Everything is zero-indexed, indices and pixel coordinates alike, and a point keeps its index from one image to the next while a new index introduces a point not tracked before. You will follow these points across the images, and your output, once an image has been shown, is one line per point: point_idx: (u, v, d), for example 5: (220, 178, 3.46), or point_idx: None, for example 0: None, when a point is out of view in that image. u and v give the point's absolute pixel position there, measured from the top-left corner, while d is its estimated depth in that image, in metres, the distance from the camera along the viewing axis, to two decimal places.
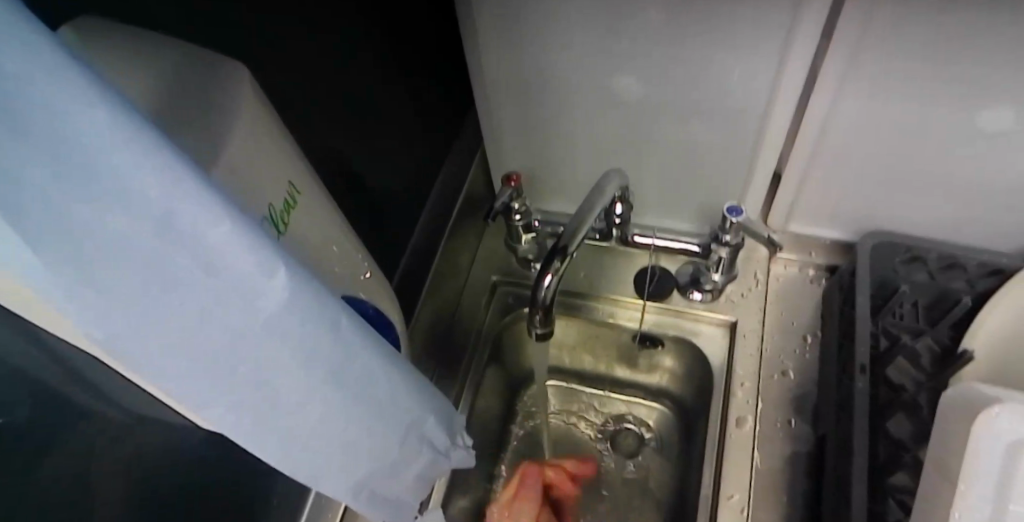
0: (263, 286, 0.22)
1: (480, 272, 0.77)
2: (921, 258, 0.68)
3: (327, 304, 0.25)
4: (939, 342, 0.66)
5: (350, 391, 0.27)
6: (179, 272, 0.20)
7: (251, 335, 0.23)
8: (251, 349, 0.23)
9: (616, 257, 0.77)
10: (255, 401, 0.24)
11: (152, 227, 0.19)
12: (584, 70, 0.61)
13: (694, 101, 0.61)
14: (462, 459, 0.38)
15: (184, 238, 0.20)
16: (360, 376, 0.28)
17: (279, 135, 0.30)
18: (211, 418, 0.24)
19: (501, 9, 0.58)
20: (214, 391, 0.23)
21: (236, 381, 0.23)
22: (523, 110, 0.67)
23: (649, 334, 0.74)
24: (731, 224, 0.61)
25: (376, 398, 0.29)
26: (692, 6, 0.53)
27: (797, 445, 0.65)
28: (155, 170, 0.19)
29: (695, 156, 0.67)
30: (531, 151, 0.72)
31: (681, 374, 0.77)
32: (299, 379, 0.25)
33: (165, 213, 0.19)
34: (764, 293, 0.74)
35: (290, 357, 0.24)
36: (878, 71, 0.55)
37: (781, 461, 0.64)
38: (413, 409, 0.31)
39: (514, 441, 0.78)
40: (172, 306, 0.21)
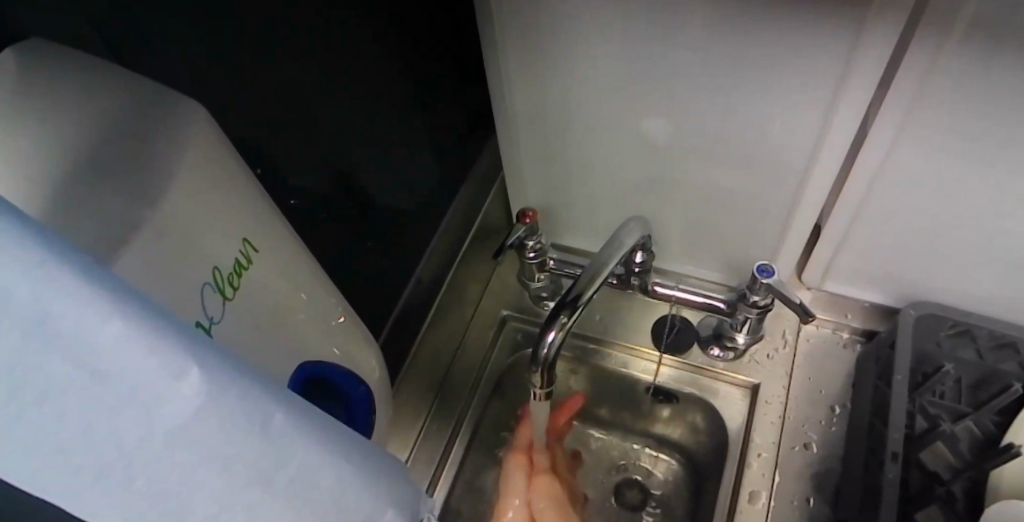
0: (168, 389, 0.19)
1: (489, 306, 0.73)
2: (970, 333, 0.62)
3: (254, 399, 0.22)
4: (980, 428, 0.60)
5: (286, 496, 0.23)
6: (55, 381, 0.17)
7: (154, 446, 0.19)
8: (156, 462, 0.19)
9: (634, 303, 0.72)
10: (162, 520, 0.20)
11: (16, 332, 0.16)
12: (611, 108, 0.57)
13: (727, 149, 0.57)
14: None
15: (59, 341, 0.17)
16: (300, 479, 0.24)
17: (227, 187, 0.29)
18: None
19: (526, 38, 0.54)
20: (111, 519, 0.19)
21: (139, 502, 0.19)
22: (545, 143, 0.63)
23: (663, 389, 0.69)
24: (761, 285, 0.57)
25: (319, 499, 0.25)
26: (732, 46, 0.48)
27: None
28: (20, 265, 0.16)
29: (726, 205, 0.62)
30: (552, 184, 0.68)
31: (693, 432, 0.71)
32: (218, 489, 0.21)
33: (29, 313, 0.16)
34: (790, 356, 0.69)
35: (207, 467, 0.21)
36: (934, 134, 0.49)
37: None
38: (365, 503, 0.27)
39: None
40: (48, 425, 0.17)
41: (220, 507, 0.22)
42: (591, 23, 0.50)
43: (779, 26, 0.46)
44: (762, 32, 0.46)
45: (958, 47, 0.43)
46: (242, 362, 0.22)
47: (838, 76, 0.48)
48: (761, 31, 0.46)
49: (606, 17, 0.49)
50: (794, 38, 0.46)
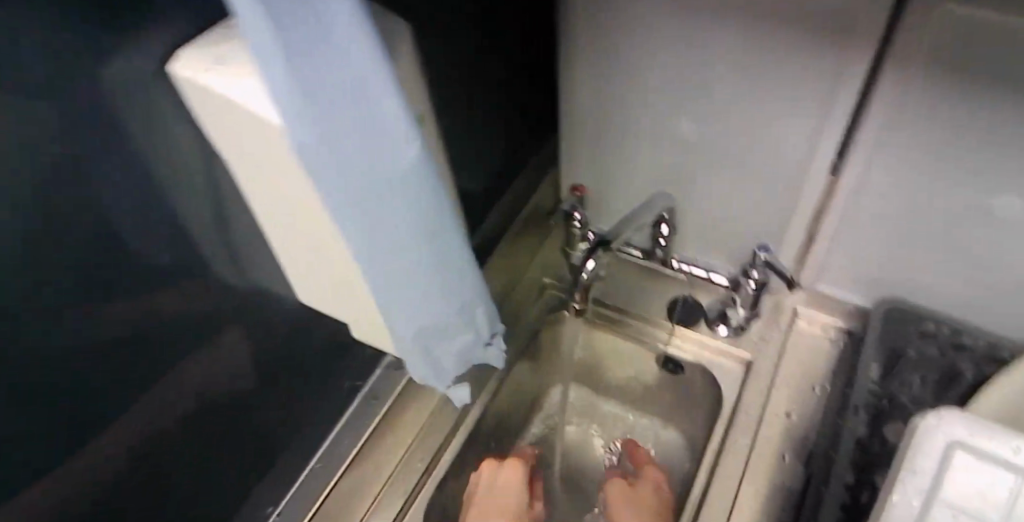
0: (400, 144, 0.36)
1: (533, 274, 0.87)
2: (931, 333, 0.73)
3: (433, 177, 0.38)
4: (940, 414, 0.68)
5: (432, 246, 0.40)
6: (357, 118, 0.34)
7: (384, 174, 0.36)
8: (383, 184, 0.36)
9: (655, 282, 0.85)
10: (372, 222, 0.37)
11: (350, 83, 0.33)
12: (654, 112, 0.72)
13: (744, 154, 0.71)
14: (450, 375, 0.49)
15: (365, 99, 0.34)
16: (441, 238, 0.41)
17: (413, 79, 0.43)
18: (344, 224, 0.37)
19: (595, 48, 0.70)
20: (353, 205, 0.36)
21: (367, 203, 0.37)
22: (599, 140, 0.79)
23: (673, 356, 0.81)
24: (759, 261, 0.70)
25: (447, 259, 0.42)
26: (750, 63, 0.63)
27: (790, 480, 0.70)
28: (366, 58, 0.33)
29: (740, 202, 0.76)
30: (599, 173, 0.82)
31: (691, 398, 0.84)
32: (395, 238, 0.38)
33: (359, 80, 0.33)
34: (784, 341, 0.80)
35: (402, 201, 0.38)
36: (904, 149, 0.63)
37: (769, 489, 0.70)
38: (470, 283, 0.44)
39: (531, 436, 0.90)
40: (346, 138, 0.34)
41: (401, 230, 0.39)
42: (643, 39, 0.66)
43: (785, 50, 0.60)
44: (773, 55, 0.61)
45: (919, 77, 0.57)
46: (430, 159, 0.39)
47: (831, 88, 0.62)
48: (772, 55, 0.61)
49: (659, 30, 0.65)
50: (799, 56, 0.60)
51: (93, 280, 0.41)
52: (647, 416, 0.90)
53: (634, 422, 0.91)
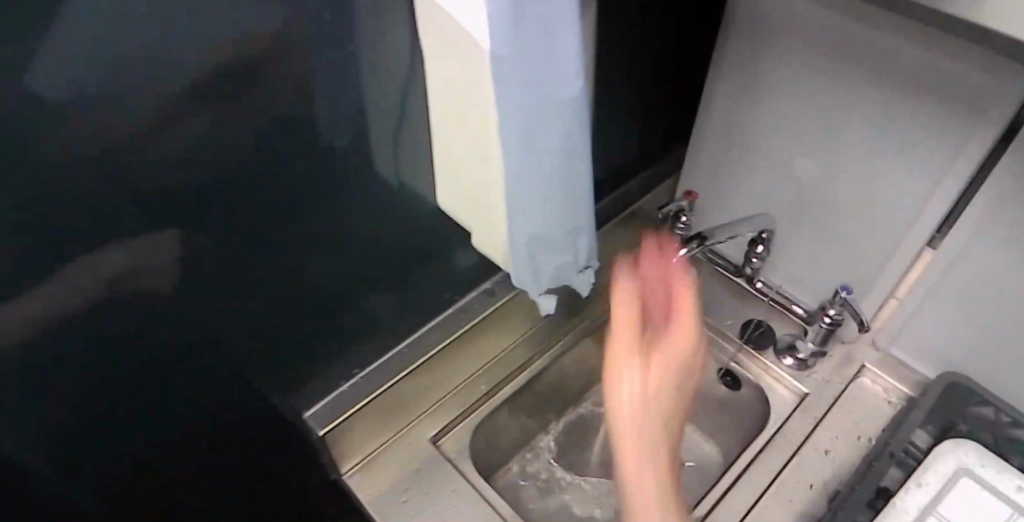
0: (571, 77, 0.45)
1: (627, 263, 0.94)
2: (989, 416, 0.74)
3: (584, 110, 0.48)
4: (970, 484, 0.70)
5: (568, 166, 0.50)
6: (547, 47, 0.43)
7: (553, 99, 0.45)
8: (549, 107, 0.46)
9: (737, 299, 0.91)
10: (530, 135, 0.47)
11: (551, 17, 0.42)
12: (780, 144, 0.79)
13: (853, 203, 0.76)
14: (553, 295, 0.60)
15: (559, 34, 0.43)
16: (576, 160, 0.50)
17: None
18: (508, 132, 0.46)
19: (744, 73, 0.77)
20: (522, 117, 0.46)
21: (531, 119, 0.46)
22: (721, 159, 0.86)
23: (734, 370, 0.87)
24: (839, 297, 0.76)
25: (574, 180, 0.51)
26: (887, 120, 0.68)
27: (813, 508, 0.74)
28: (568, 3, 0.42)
29: (836, 248, 0.81)
30: (715, 186, 0.88)
31: (739, 417, 0.89)
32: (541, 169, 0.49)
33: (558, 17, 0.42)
34: (842, 389, 0.83)
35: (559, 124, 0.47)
36: (1011, 232, 0.67)
37: (792, 510, 0.74)
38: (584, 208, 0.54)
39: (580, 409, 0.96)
40: (534, 62, 0.43)
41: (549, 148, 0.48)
42: (791, 75, 0.73)
43: (921, 113, 0.66)
44: (907, 116, 0.67)
45: None
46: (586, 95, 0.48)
47: (955, 156, 0.66)
48: (907, 115, 0.66)
49: (813, 66, 0.71)
50: (933, 121, 0.65)
51: (299, 135, 0.50)
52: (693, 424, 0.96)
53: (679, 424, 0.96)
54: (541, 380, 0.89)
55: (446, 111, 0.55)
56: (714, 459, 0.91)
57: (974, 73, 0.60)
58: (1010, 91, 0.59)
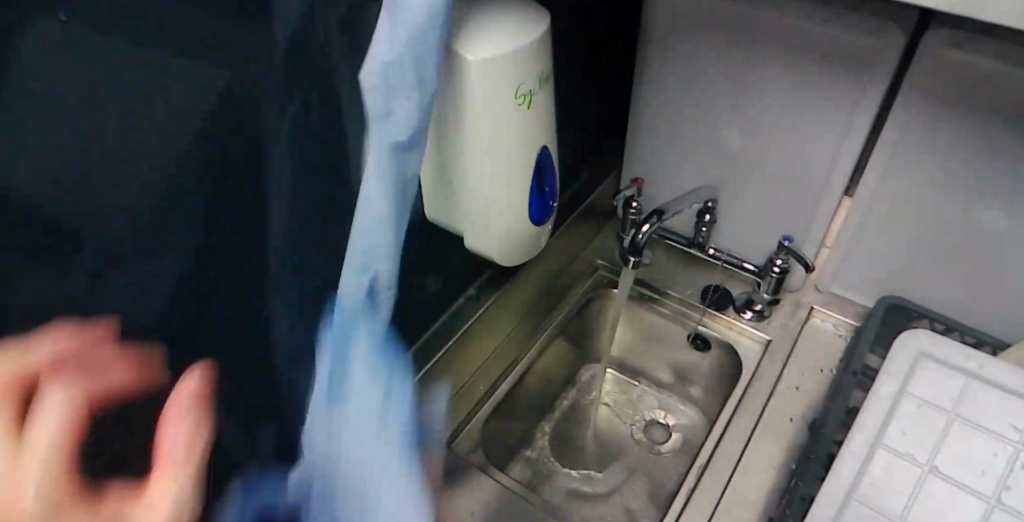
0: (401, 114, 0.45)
1: (587, 257, 1.02)
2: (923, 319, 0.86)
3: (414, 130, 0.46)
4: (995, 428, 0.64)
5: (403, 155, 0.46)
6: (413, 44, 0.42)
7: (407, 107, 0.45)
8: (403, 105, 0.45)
9: (692, 267, 1.00)
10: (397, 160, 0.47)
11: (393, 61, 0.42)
12: (707, 123, 0.89)
13: (780, 163, 0.87)
14: (503, 259, 0.68)
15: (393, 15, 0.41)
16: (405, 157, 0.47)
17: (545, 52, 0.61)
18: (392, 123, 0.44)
19: (667, 68, 0.87)
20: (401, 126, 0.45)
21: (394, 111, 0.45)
22: (658, 146, 0.95)
23: (702, 333, 0.95)
24: (782, 247, 0.87)
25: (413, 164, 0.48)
26: (799, 85, 0.80)
27: (799, 438, 0.81)
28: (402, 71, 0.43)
29: (771, 207, 0.91)
30: (658, 170, 0.97)
31: (714, 376, 0.97)
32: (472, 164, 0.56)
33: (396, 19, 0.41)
34: (800, 330, 0.93)
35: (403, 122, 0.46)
36: (914, 159, 0.79)
37: (782, 443, 0.81)
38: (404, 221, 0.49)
39: (565, 403, 1.01)
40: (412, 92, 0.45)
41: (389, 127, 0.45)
42: (710, 59, 0.83)
43: (824, 71, 0.78)
44: (811, 77, 0.78)
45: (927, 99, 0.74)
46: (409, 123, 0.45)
47: (853, 102, 0.78)
48: (810, 75, 0.78)
49: (726, 53, 0.82)
50: (833, 75, 0.77)
51: None
52: (672, 392, 1.03)
53: (659, 395, 1.04)
54: (534, 372, 0.94)
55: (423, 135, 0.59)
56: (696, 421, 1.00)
57: (859, 32, 0.73)
58: (887, 39, 0.72)
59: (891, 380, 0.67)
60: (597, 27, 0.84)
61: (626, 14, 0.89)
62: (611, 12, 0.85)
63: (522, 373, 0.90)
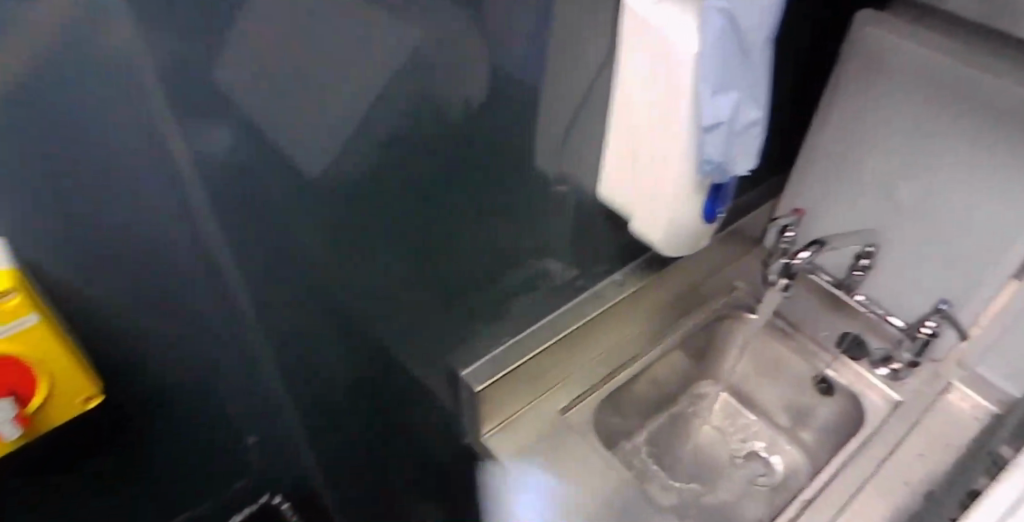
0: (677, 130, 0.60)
1: (727, 276, 1.03)
2: None
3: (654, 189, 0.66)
4: None
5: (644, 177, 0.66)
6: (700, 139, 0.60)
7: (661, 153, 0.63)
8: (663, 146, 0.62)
9: (832, 312, 0.99)
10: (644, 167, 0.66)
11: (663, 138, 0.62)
12: (884, 171, 0.88)
13: (952, 225, 0.85)
14: (669, 249, 0.71)
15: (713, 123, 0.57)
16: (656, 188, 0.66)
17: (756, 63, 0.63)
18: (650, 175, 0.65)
19: (858, 108, 0.87)
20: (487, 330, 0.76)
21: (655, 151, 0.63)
22: (828, 182, 0.95)
23: (829, 378, 0.94)
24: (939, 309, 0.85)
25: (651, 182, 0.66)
26: (995, 150, 0.77)
27: (911, 504, 0.79)
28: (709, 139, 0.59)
29: (934, 266, 0.89)
30: (820, 205, 0.97)
31: (830, 423, 0.96)
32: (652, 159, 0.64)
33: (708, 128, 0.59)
34: (933, 400, 0.90)
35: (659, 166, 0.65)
36: None
37: (893, 504, 0.79)
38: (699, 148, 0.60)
39: (671, 410, 1.03)
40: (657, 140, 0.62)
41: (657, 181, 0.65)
42: (904, 106, 0.83)
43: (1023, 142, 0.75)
44: (1007, 146, 0.76)
45: None
46: (686, 100, 0.58)
47: None
48: (1005, 145, 0.76)
49: (920, 101, 0.81)
50: None
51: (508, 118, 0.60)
52: (781, 429, 1.03)
53: (767, 429, 1.03)
54: (652, 372, 0.96)
55: (630, 109, 0.63)
56: (801, 465, 0.99)
57: None
58: None
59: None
60: (796, 55, 0.85)
61: (827, 48, 0.89)
62: (814, 41, 0.86)
63: (640, 370, 0.93)
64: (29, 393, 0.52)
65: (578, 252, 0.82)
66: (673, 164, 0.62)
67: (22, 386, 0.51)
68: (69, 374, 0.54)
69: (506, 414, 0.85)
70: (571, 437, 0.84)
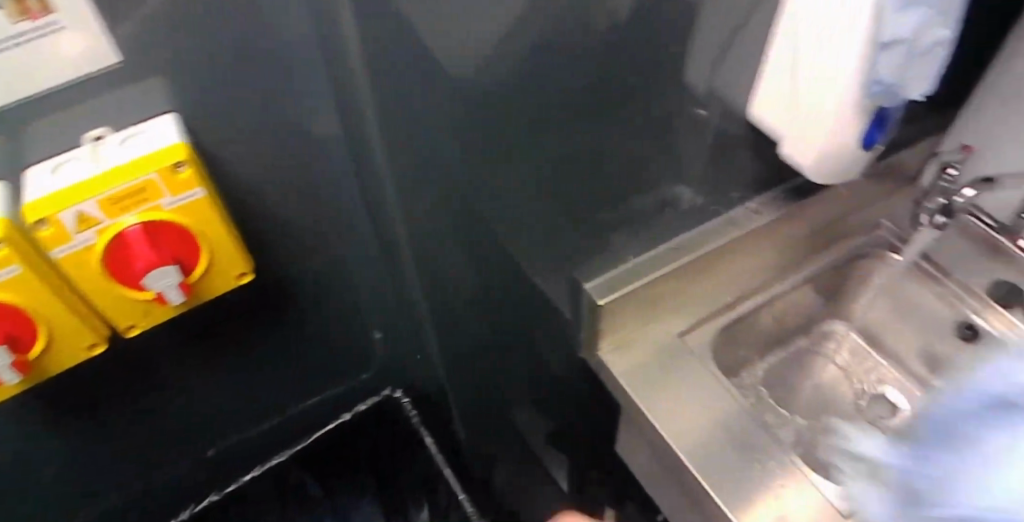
0: (848, 56, 0.56)
1: (874, 212, 0.97)
2: None
3: (813, 117, 0.62)
4: None
5: (801, 106, 0.63)
6: (874, 65, 0.56)
7: (825, 80, 0.59)
8: (828, 73, 0.58)
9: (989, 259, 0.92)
10: (803, 95, 0.62)
11: (830, 65, 0.58)
12: None
13: None
14: (819, 176, 0.68)
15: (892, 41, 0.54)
16: (814, 117, 0.62)
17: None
18: (809, 104, 0.62)
19: None
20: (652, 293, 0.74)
21: (818, 78, 0.59)
22: (1008, 118, 0.85)
23: (975, 324, 0.89)
24: None
25: (810, 111, 0.62)
26: None
27: None
28: (886, 59, 0.56)
29: None
30: (994, 143, 0.88)
31: (968, 375, 0.91)
32: (812, 81, 0.60)
33: (886, 51, 0.55)
34: None
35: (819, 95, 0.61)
36: None
37: None
38: (872, 74, 0.56)
39: (793, 346, 1.01)
40: (824, 66, 0.58)
41: (817, 110, 0.61)
42: None
43: None
44: None
45: None
46: (863, 25, 0.53)
47: None
48: None
49: None
50: None
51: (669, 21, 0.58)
52: (913, 377, 0.98)
53: (895, 377, 0.99)
54: (777, 306, 0.94)
55: (793, 32, 0.59)
56: (928, 414, 0.95)
57: None
58: None
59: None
60: None
61: None
62: None
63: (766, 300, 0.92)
64: (194, 264, 0.64)
65: (717, 174, 0.79)
66: (839, 93, 0.58)
67: (189, 255, 0.63)
68: (224, 250, 0.65)
69: (627, 329, 0.86)
70: (690, 356, 0.85)
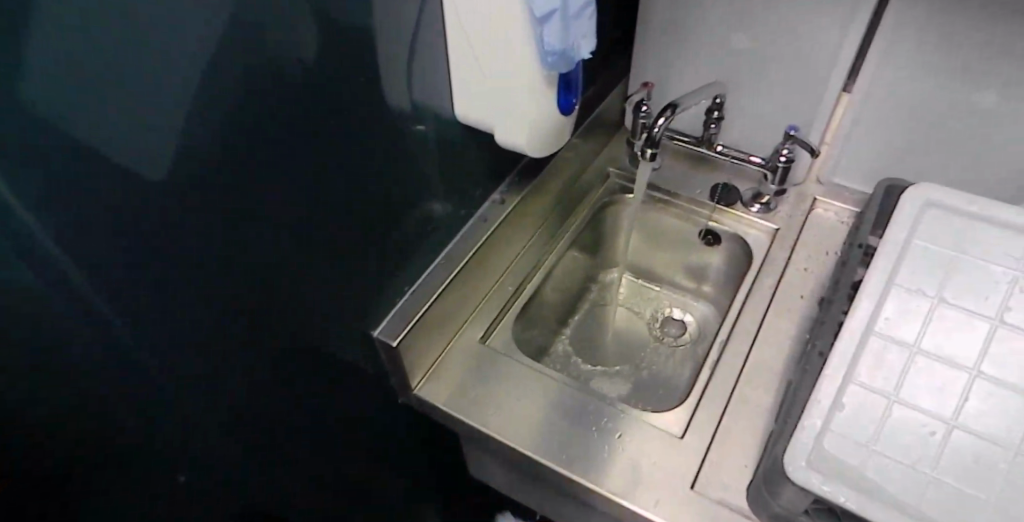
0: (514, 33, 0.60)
1: (599, 163, 1.06)
2: None
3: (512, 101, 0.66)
4: None
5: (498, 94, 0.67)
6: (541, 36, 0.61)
7: (506, 62, 0.63)
8: (506, 55, 0.63)
9: (700, 169, 1.05)
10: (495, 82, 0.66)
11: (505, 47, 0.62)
12: (713, 25, 0.92)
13: (784, 59, 0.90)
14: (541, 151, 0.72)
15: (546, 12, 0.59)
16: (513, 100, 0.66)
17: None
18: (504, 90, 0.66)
19: None
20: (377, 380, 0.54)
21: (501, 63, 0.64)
22: (667, 50, 0.98)
23: (713, 228, 1.01)
24: (787, 137, 0.91)
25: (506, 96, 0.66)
26: None
27: (810, 315, 0.87)
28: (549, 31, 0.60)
29: (778, 101, 0.95)
30: (665, 73, 1.01)
31: (724, 269, 1.03)
32: (498, 68, 0.64)
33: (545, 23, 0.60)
34: (805, 220, 0.98)
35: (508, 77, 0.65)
36: (907, 50, 0.83)
37: (795, 319, 0.87)
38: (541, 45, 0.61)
39: (584, 305, 1.08)
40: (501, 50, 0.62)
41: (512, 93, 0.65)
42: None
43: None
44: None
45: None
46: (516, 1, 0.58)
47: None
48: None
49: None
50: None
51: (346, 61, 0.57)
52: (686, 289, 1.10)
53: (672, 295, 1.10)
54: (554, 276, 0.99)
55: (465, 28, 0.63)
56: (710, 314, 1.06)
57: None
58: None
59: (955, 247, 0.72)
60: None
61: None
62: None
63: (544, 276, 0.96)
64: None
65: (457, 178, 0.80)
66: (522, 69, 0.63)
67: None
68: None
69: (432, 359, 0.85)
70: (500, 357, 0.86)
